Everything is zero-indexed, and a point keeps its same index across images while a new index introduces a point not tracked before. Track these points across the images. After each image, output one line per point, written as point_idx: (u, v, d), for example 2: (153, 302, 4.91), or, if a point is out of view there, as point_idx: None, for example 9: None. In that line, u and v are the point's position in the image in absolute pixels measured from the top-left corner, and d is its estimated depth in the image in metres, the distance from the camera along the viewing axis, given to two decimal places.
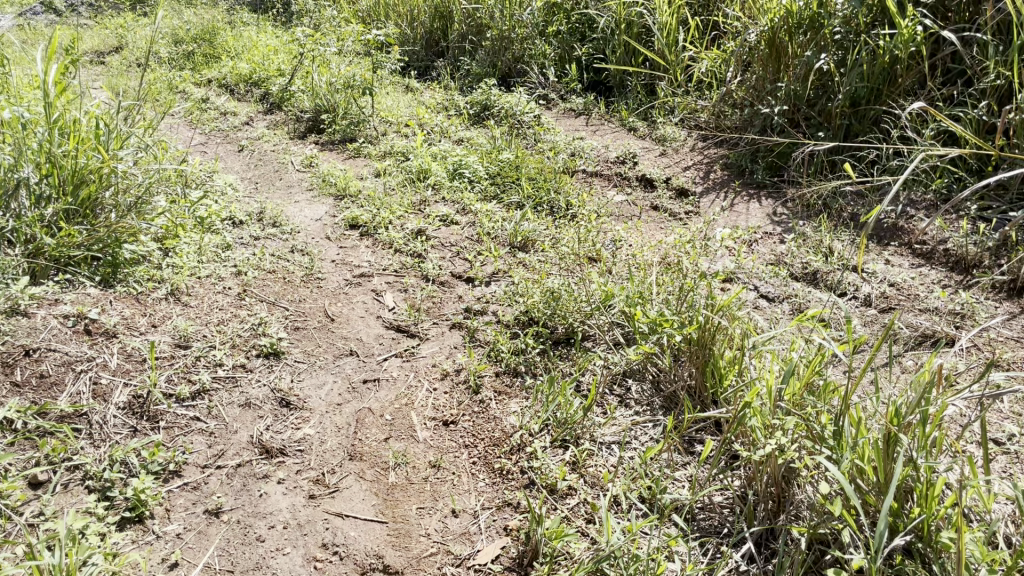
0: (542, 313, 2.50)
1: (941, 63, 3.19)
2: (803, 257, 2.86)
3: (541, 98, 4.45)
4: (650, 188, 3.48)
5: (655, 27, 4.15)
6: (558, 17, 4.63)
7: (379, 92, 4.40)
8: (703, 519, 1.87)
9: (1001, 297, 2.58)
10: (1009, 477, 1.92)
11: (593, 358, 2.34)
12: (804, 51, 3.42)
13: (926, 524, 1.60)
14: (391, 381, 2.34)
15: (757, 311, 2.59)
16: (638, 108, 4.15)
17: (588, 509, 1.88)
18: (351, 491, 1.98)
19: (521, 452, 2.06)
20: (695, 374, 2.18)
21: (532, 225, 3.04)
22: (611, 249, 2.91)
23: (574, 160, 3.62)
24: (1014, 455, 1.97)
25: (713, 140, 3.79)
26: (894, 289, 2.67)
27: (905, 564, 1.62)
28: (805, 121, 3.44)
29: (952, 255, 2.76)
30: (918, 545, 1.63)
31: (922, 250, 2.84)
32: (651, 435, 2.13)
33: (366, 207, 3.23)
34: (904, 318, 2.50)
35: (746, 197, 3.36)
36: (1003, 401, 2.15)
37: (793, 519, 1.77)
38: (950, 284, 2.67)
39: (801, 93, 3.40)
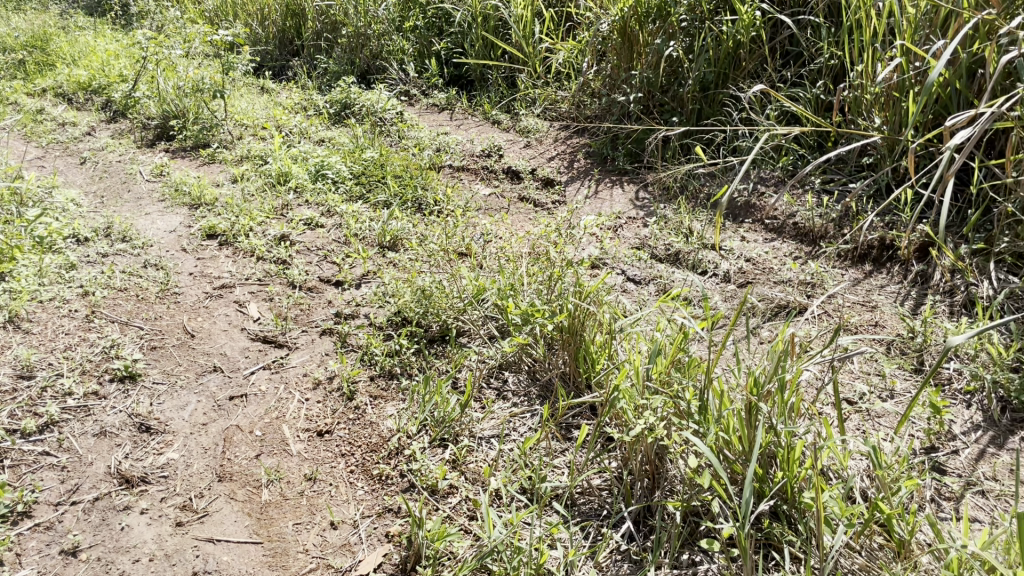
0: (414, 312, 2.45)
1: (780, 46, 3.37)
2: (665, 239, 2.94)
3: (403, 94, 4.40)
4: (517, 180, 3.49)
5: (512, 19, 4.17)
6: (414, 11, 4.58)
7: (232, 94, 4.23)
8: (584, 504, 1.89)
9: (846, 265, 2.74)
10: (863, 433, 2.04)
11: (469, 354, 2.32)
12: (654, 40, 3.52)
13: (790, 487, 1.70)
14: (259, 396, 2.25)
15: (625, 294, 2.65)
16: (500, 101, 4.16)
17: (470, 506, 1.87)
18: (222, 514, 1.88)
19: (400, 455, 2.02)
20: (569, 361, 2.21)
21: (400, 223, 2.99)
22: (481, 243, 2.90)
23: (439, 156, 3.59)
24: (866, 413, 2.09)
25: (575, 129, 3.85)
26: (751, 264, 2.79)
27: (772, 527, 1.71)
28: (659, 107, 3.57)
29: (801, 228, 2.91)
30: (783, 507, 1.72)
31: (774, 225, 2.98)
32: (529, 425, 2.13)
33: (223, 215, 3.09)
34: (759, 291, 2.62)
35: (609, 184, 3.43)
36: (853, 362, 2.28)
37: (668, 494, 1.83)
38: (800, 256, 2.82)
39: (653, 80, 3.51)
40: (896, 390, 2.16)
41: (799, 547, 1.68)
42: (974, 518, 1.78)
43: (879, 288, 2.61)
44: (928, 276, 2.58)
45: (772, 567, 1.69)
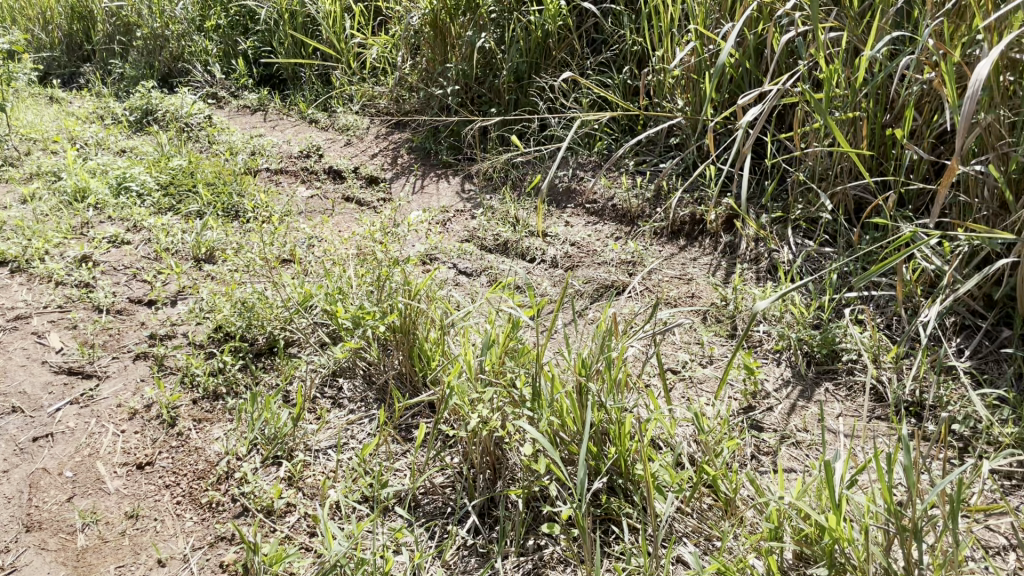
0: (236, 327, 2.33)
1: (586, 34, 3.47)
2: (493, 229, 2.96)
3: (210, 97, 4.17)
4: (339, 179, 3.40)
5: (320, 16, 4.06)
6: (215, 10, 4.37)
7: (15, 106, 3.86)
8: (428, 504, 1.86)
9: (664, 241, 2.86)
10: (687, 400, 2.15)
11: (299, 364, 2.24)
12: (466, 31, 3.54)
13: (623, 460, 1.77)
14: (67, 433, 2.07)
15: (456, 288, 2.64)
16: (315, 99, 4.03)
17: (309, 523, 1.80)
18: (31, 568, 1.73)
19: (230, 479, 1.92)
20: (403, 361, 2.17)
21: (214, 233, 2.84)
22: (304, 248, 2.80)
23: (255, 159, 3.43)
24: (690, 380, 2.21)
25: (395, 125, 3.79)
26: (576, 248, 2.86)
27: (611, 501, 1.77)
28: (477, 98, 3.58)
29: (620, 209, 3.02)
30: (619, 481, 1.79)
31: (595, 208, 3.08)
32: (368, 430, 2.08)
33: (12, 239, 2.81)
34: (583, 274, 2.71)
35: (434, 177, 3.41)
36: (675, 334, 2.39)
37: (510, 483, 1.83)
38: (621, 236, 2.92)
39: (468, 71, 3.52)
40: (715, 356, 2.29)
41: (637, 518, 1.74)
42: (789, 468, 1.92)
43: (693, 261, 2.75)
44: (736, 246, 2.75)
45: (612, 540, 1.74)
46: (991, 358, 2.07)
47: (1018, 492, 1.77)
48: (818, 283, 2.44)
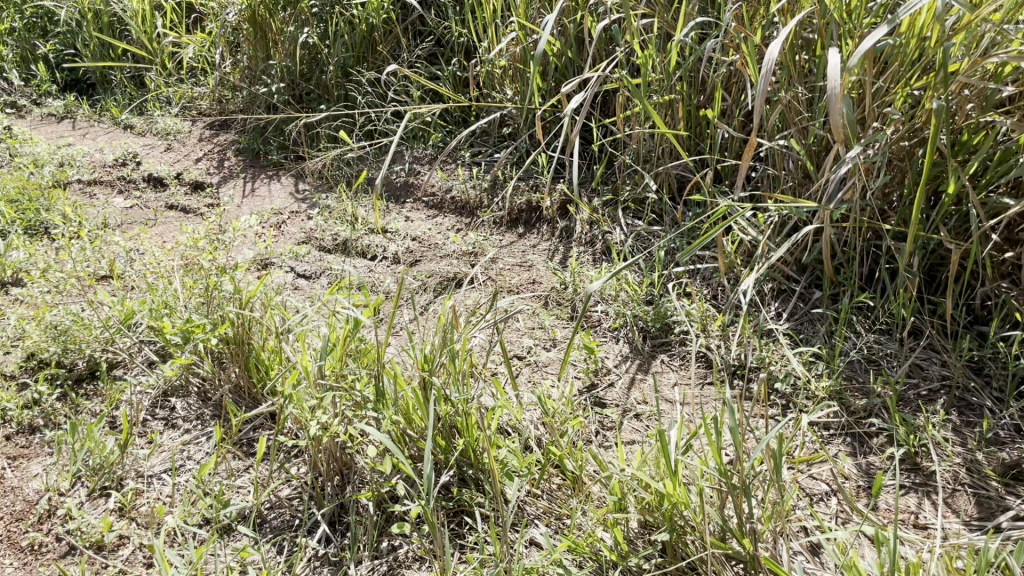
0: (50, 353, 2.16)
1: (412, 26, 3.45)
2: (330, 229, 2.89)
3: (8, 106, 3.83)
4: (161, 187, 3.21)
5: (127, 15, 3.83)
6: (7, 12, 4.03)
7: None
8: (275, 518, 1.79)
9: (503, 230, 2.89)
10: (533, 384, 2.18)
11: (125, 387, 2.10)
12: (287, 27, 3.43)
13: (471, 450, 1.77)
14: None
15: (294, 293, 2.56)
16: (129, 104, 3.79)
17: (146, 554, 1.69)
18: None
19: (53, 518, 1.77)
20: (240, 374, 2.08)
21: (20, 253, 2.61)
22: (125, 262, 2.62)
23: (64, 171, 3.18)
24: (535, 365, 2.24)
25: (220, 126, 3.63)
26: (416, 243, 2.84)
27: (462, 493, 1.77)
28: (305, 95, 3.49)
29: (458, 201, 3.02)
30: (469, 472, 1.79)
31: (433, 202, 3.06)
32: (206, 450, 1.98)
33: None
34: (425, 268, 2.69)
35: (265, 179, 3.28)
36: (518, 321, 2.43)
37: (359, 487, 1.79)
38: (461, 228, 2.93)
39: (293, 68, 3.42)
40: (558, 339, 2.34)
41: (489, 506, 1.75)
42: (632, 441, 1.99)
43: (532, 248, 2.79)
44: (572, 230, 2.81)
45: (466, 532, 1.75)
46: (805, 319, 2.23)
47: (834, 440, 1.91)
48: (649, 261, 2.54)
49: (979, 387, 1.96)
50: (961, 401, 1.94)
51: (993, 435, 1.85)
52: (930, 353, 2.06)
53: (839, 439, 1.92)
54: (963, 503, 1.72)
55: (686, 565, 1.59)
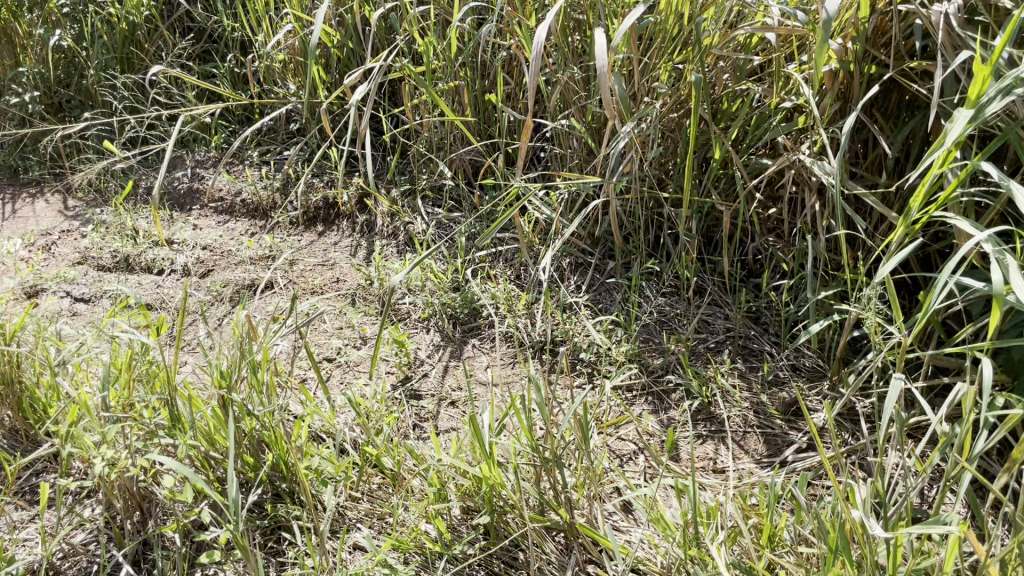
0: None
1: (179, 23, 3.25)
2: (108, 246, 2.67)
3: None
4: None
5: None
6: None
7: None
8: (70, 568, 1.64)
9: (301, 230, 2.79)
10: (346, 386, 2.13)
11: None
12: (35, 30, 3.13)
13: (283, 463, 1.71)
14: None
15: (72, 319, 2.35)
16: None
17: None
18: None
19: None
20: (14, 416, 1.88)
21: None
22: None
23: None
24: (346, 365, 2.19)
25: None
26: (208, 251, 2.68)
27: (278, 508, 1.70)
28: (65, 103, 3.18)
29: (250, 203, 2.88)
30: (283, 485, 1.73)
31: (223, 207, 2.90)
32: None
33: None
34: (219, 277, 2.55)
35: (27, 197, 2.98)
36: (324, 322, 2.36)
37: (164, 520, 1.68)
38: (256, 231, 2.80)
39: (47, 74, 3.12)
40: (367, 335, 2.30)
41: (307, 517, 1.70)
42: (450, 428, 2.00)
43: (333, 246, 2.71)
44: (372, 223, 2.76)
45: (285, 548, 1.68)
46: (603, 289, 2.33)
47: (637, 400, 2.01)
48: (451, 248, 2.54)
49: (758, 334, 2.13)
50: (744, 350, 2.10)
51: (774, 377, 2.01)
52: (715, 308, 2.21)
53: (642, 399, 2.02)
54: (753, 443, 1.87)
55: (509, 543, 1.62)
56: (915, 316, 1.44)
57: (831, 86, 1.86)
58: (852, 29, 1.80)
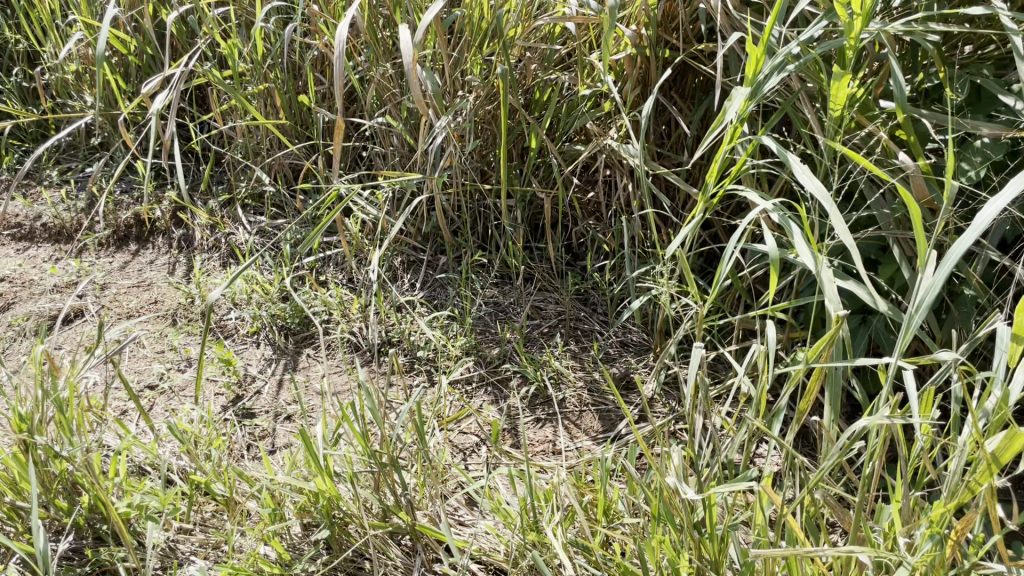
0: None
1: None
2: None
3: None
4: None
5: None
6: None
7: None
8: None
9: (112, 251, 2.59)
10: (172, 412, 2.01)
11: None
12: None
13: (99, 504, 1.59)
14: None
15: None
16: None
17: None
18: None
19: None
20: None
21: None
22: None
23: None
24: (170, 391, 2.07)
25: None
26: (6, 282, 2.46)
27: (99, 552, 1.58)
28: None
29: (52, 227, 2.65)
30: (104, 527, 1.61)
31: (21, 233, 2.65)
32: None
33: None
34: (21, 310, 2.34)
35: None
36: (143, 347, 2.22)
37: None
38: (61, 256, 2.57)
39: None
40: (192, 357, 2.18)
41: (133, 558, 1.58)
42: (286, 444, 1.92)
43: (149, 264, 2.54)
44: (191, 237, 2.60)
45: None
46: (437, 284, 2.27)
47: (477, 393, 1.99)
48: (277, 256, 2.43)
49: (588, 314, 2.18)
50: (577, 331, 2.13)
51: (604, 354, 2.07)
52: (546, 293, 2.23)
53: (482, 391, 2.00)
54: (589, 420, 1.92)
55: (352, 553, 1.59)
56: (712, 286, 1.51)
57: (630, 71, 1.93)
58: (643, 16, 1.87)
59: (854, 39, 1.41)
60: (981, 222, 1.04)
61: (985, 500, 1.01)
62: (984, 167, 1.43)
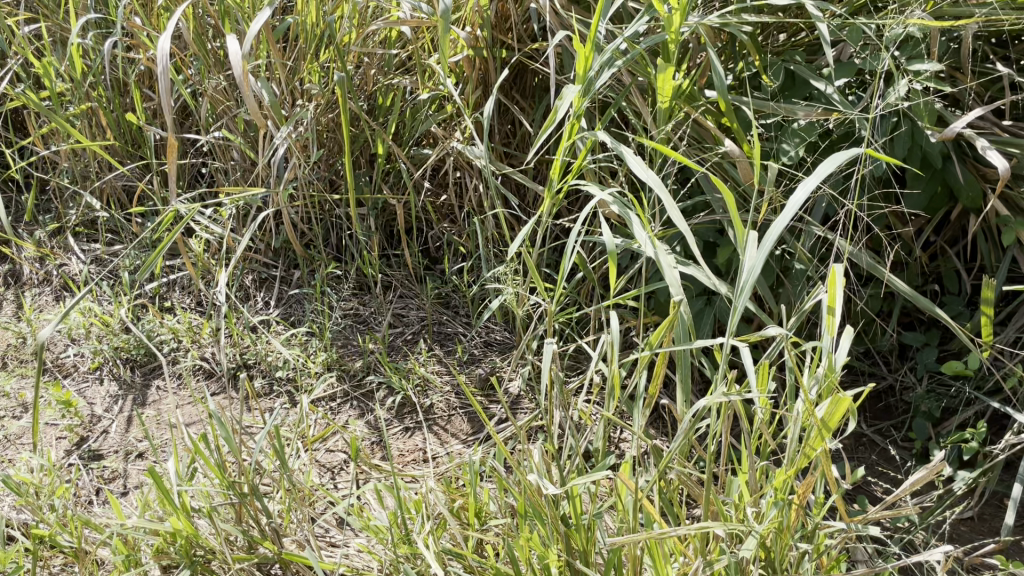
0: None
1: None
2: None
3: None
4: None
5: None
6: None
7: None
8: None
9: None
10: (9, 464, 1.86)
11: None
12: None
13: None
14: None
15: None
16: None
17: None
18: None
19: None
20: None
21: None
22: None
23: None
24: (5, 441, 1.91)
25: None
26: None
27: None
28: None
29: None
30: None
31: None
32: None
33: None
34: None
35: None
36: None
37: None
38: None
39: None
40: (28, 401, 2.02)
41: None
42: (139, 483, 1.80)
43: None
44: (18, 273, 2.40)
45: None
46: (293, 300, 2.14)
47: (343, 408, 1.90)
48: (116, 285, 2.29)
49: (451, 317, 2.10)
50: (439, 335, 2.06)
51: (469, 356, 2.01)
52: (405, 300, 2.13)
53: (347, 406, 1.91)
54: (459, 424, 1.87)
55: None
56: (559, 281, 1.52)
57: (469, 73, 1.92)
58: (477, 18, 1.87)
59: (674, 33, 1.48)
60: (795, 201, 1.10)
61: (821, 463, 1.09)
62: (801, 148, 1.53)
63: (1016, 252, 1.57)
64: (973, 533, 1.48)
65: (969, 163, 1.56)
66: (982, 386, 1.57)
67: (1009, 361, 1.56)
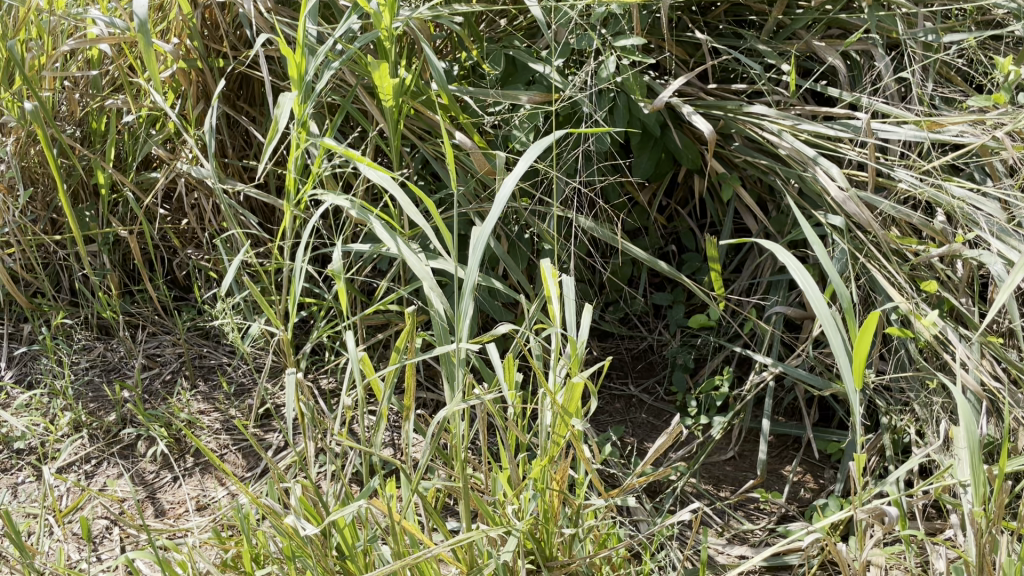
0: None
1: None
2: None
3: None
4: None
5: None
6: None
7: None
8: None
9: None
10: None
11: None
12: None
13: None
14: None
15: None
16: None
17: None
18: None
19: None
20: None
21: None
22: None
23: None
24: None
25: None
26: None
27: None
28: None
29: None
30: None
31: None
32: None
33: None
34: None
35: None
36: None
37: None
38: None
39: None
40: None
41: None
42: None
43: None
44: None
45: None
46: (25, 359, 1.90)
47: (98, 470, 1.69)
48: None
49: (212, 348, 1.92)
50: (201, 369, 1.88)
51: (237, 387, 1.84)
52: (158, 338, 1.94)
53: (105, 464, 1.71)
54: (232, 460, 1.70)
55: None
56: (296, 300, 1.44)
57: (186, 87, 1.79)
58: (183, 28, 1.74)
59: (386, 29, 1.44)
60: (505, 192, 1.14)
61: (572, 445, 1.13)
62: (531, 132, 1.56)
63: (737, 205, 1.69)
64: (737, 471, 1.58)
65: (685, 128, 1.65)
66: (725, 334, 1.68)
67: (744, 307, 1.68)
